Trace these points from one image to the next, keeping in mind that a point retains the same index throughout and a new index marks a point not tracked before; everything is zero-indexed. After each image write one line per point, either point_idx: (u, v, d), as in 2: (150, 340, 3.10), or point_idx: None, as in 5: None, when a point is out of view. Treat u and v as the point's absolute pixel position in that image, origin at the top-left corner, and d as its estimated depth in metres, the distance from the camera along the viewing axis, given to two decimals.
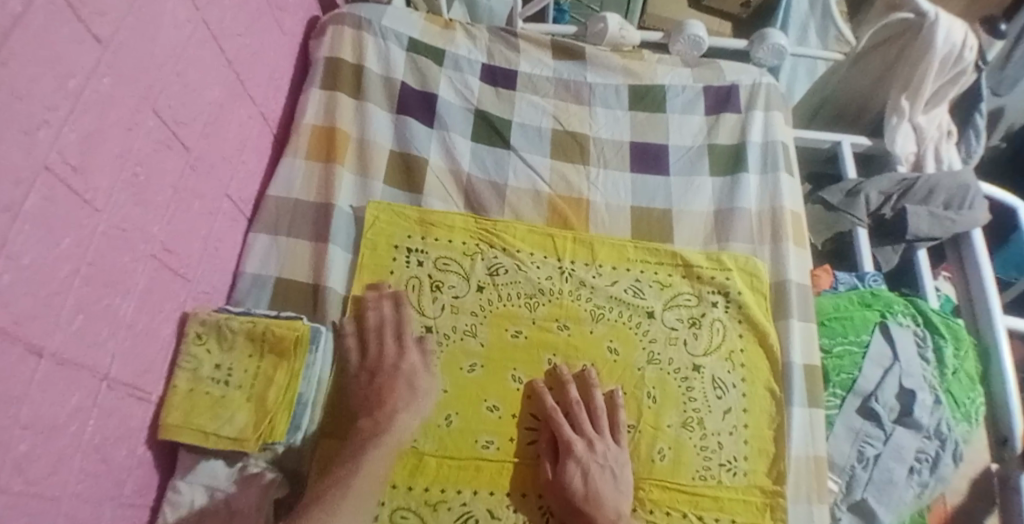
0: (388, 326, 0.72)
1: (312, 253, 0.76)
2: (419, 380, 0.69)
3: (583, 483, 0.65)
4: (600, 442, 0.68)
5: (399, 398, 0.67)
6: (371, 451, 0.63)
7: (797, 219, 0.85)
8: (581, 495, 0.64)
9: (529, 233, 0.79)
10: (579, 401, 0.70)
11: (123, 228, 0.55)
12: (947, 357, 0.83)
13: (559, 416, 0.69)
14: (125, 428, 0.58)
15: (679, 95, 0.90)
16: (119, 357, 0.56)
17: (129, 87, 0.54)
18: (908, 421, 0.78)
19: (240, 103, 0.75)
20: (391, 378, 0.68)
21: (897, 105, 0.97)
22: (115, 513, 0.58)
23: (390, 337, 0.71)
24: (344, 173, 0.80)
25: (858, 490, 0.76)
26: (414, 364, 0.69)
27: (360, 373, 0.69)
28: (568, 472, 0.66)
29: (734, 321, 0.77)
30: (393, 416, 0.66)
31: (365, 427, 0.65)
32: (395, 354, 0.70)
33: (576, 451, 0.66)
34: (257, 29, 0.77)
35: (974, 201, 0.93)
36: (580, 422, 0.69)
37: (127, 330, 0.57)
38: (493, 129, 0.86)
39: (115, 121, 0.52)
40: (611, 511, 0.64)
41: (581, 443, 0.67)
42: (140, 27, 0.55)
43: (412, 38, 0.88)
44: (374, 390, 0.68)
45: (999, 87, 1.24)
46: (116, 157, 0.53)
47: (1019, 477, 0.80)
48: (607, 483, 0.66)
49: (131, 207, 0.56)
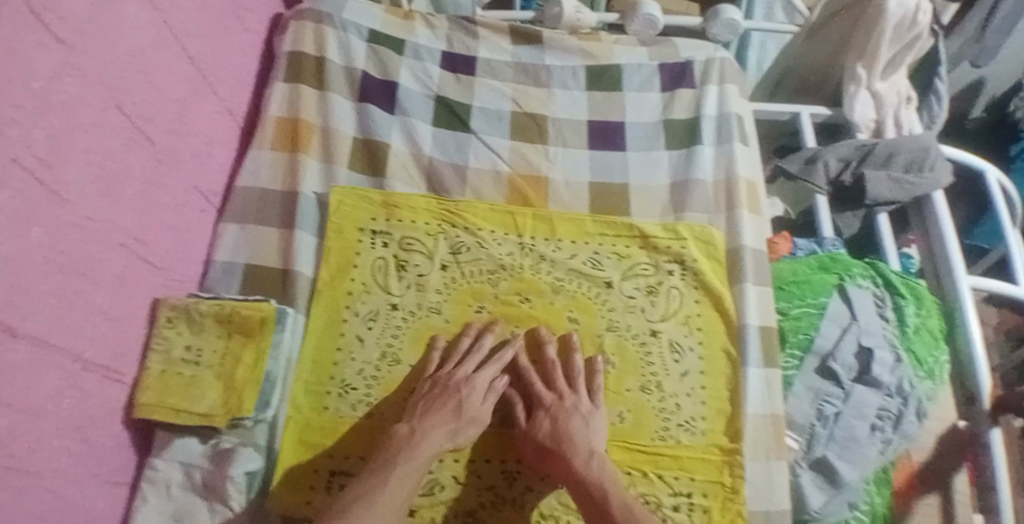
0: (472, 355, 0.73)
1: (281, 238, 0.78)
2: (469, 406, 0.69)
3: (551, 426, 0.68)
4: (573, 396, 0.71)
5: (443, 414, 0.67)
6: (401, 467, 0.63)
7: (751, 187, 0.86)
8: (550, 436, 0.68)
9: (491, 212, 0.81)
10: (555, 361, 0.74)
11: (94, 220, 0.58)
12: (908, 315, 0.85)
13: (533, 376, 0.73)
14: (102, 408, 0.61)
15: (636, 73, 0.92)
16: (94, 341, 0.59)
17: (93, 86, 0.57)
18: (868, 379, 0.80)
19: (206, 100, 0.77)
20: (446, 394, 0.69)
21: (853, 73, 0.99)
22: (97, 490, 0.61)
23: (471, 362, 0.72)
24: (310, 161, 0.81)
25: (819, 447, 0.77)
26: (473, 390, 0.70)
27: (427, 386, 0.71)
28: (538, 420, 0.69)
29: (690, 287, 0.80)
30: (428, 428, 0.67)
31: (400, 434, 0.66)
32: (464, 377, 0.71)
33: (546, 403, 0.70)
34: (221, 27, 0.79)
35: (935, 163, 0.93)
36: (553, 381, 0.72)
37: (100, 317, 0.60)
38: (453, 114, 0.87)
39: (81, 119, 0.55)
40: (585, 449, 0.67)
41: (551, 397, 0.71)
42: (103, 29, 0.58)
43: (372, 29, 0.89)
44: (426, 401, 0.69)
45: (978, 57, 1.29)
46: (84, 152, 0.56)
47: (990, 433, 0.82)
48: (580, 427, 0.68)
49: (100, 199, 0.59)
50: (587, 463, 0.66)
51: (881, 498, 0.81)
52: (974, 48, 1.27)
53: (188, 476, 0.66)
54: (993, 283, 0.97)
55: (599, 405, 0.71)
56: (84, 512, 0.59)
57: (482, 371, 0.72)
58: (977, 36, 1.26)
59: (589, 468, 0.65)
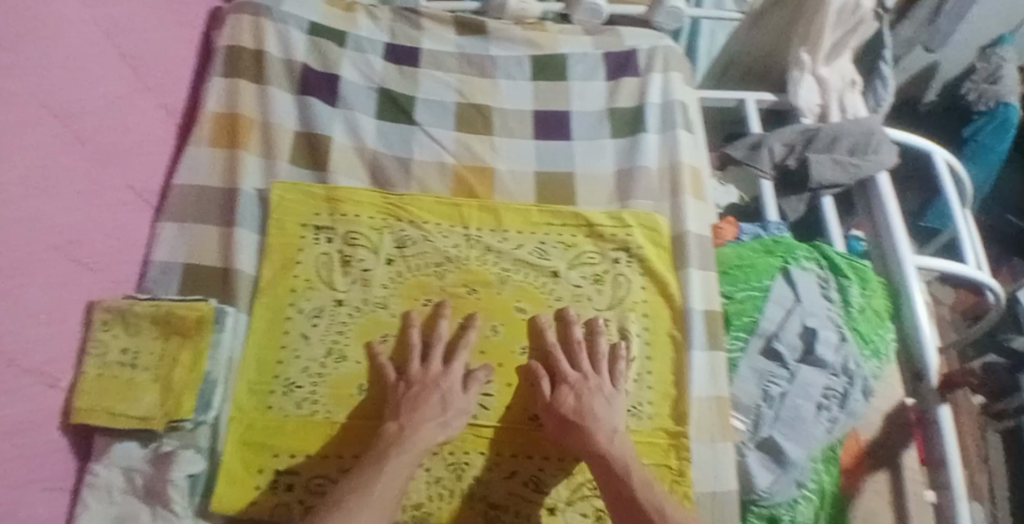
0: (439, 343, 0.73)
1: (220, 237, 0.77)
2: (454, 399, 0.69)
3: (576, 401, 0.69)
4: (596, 376, 0.72)
5: (429, 408, 0.67)
6: (394, 462, 0.63)
7: (695, 173, 0.88)
8: (574, 410, 0.68)
9: (435, 204, 0.80)
10: (581, 340, 0.75)
11: (24, 222, 0.56)
12: (851, 296, 0.86)
13: (558, 351, 0.73)
14: (35, 413, 0.60)
15: (580, 62, 0.92)
16: (25, 346, 0.57)
17: (15, 85, 0.54)
18: (812, 359, 0.81)
19: (139, 96, 0.75)
20: (428, 390, 0.69)
21: (798, 59, 1.01)
22: (36, 495, 0.60)
23: (438, 354, 0.72)
24: (250, 157, 0.80)
25: (765, 427, 0.79)
26: (452, 383, 0.70)
27: (399, 385, 0.70)
28: (562, 395, 0.70)
29: (637, 274, 0.80)
30: (418, 424, 0.66)
31: (389, 432, 0.66)
32: (440, 370, 0.70)
33: (570, 379, 0.71)
34: (153, 21, 0.77)
35: (879, 146, 0.95)
36: (577, 360, 0.73)
37: (31, 320, 0.58)
38: (395, 106, 0.86)
39: (4, 118, 0.53)
40: (607, 426, 0.68)
41: (576, 374, 0.72)
42: (26, 26, 0.55)
43: (312, 22, 0.89)
44: (409, 398, 0.68)
45: (932, 41, 1.32)
46: (12, 152, 0.54)
47: (939, 409, 0.81)
48: (600, 405, 0.69)
49: (29, 200, 0.57)
50: (610, 440, 0.67)
51: (829, 476, 0.82)
52: (925, 32, 1.31)
53: (129, 481, 0.65)
54: (940, 262, 0.98)
55: (621, 389, 0.72)
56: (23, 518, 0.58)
57: (453, 363, 0.71)
58: (929, 22, 1.29)
59: (612, 443, 0.67)
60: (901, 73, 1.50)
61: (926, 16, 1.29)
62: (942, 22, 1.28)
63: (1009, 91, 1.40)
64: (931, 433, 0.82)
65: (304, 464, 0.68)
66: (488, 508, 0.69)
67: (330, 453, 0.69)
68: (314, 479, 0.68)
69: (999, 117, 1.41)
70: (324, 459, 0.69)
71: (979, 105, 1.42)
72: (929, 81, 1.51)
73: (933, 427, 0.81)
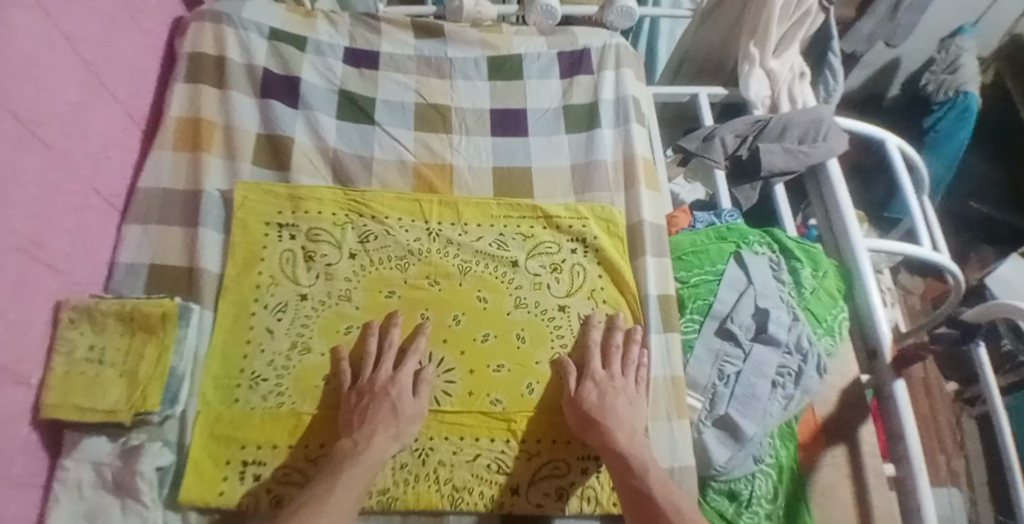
0: (388, 350, 0.74)
1: (185, 236, 0.79)
2: (404, 406, 0.70)
3: (600, 398, 0.72)
4: (608, 370, 0.75)
5: (382, 422, 0.68)
6: (349, 473, 0.64)
7: (648, 164, 0.91)
8: (597, 406, 0.71)
9: (397, 200, 0.83)
10: (618, 346, 0.78)
11: None
12: (803, 277, 0.90)
13: (595, 349, 0.77)
14: (7, 411, 0.60)
15: (535, 61, 0.95)
16: None
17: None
18: (766, 338, 0.84)
19: (102, 102, 0.76)
20: (376, 400, 0.70)
21: (748, 52, 1.04)
22: (7, 490, 0.60)
23: (389, 360, 0.73)
24: (212, 159, 0.83)
25: (721, 405, 0.81)
26: (401, 389, 0.71)
27: (352, 394, 0.71)
28: (586, 390, 0.73)
29: (593, 263, 0.83)
30: (371, 438, 0.67)
31: (342, 447, 0.67)
32: (388, 378, 0.72)
33: (596, 376, 0.74)
34: (116, 29, 0.78)
35: (829, 133, 0.98)
36: (609, 361, 0.76)
37: None
38: (357, 108, 0.90)
39: None
40: (627, 425, 0.71)
41: (604, 374, 0.75)
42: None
43: (272, 27, 0.91)
44: (359, 410, 0.70)
45: (892, 36, 1.40)
46: None
47: (894, 384, 0.81)
48: (622, 405, 0.72)
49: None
50: (629, 438, 0.70)
51: (786, 451, 0.82)
52: (886, 28, 1.37)
53: (99, 475, 0.66)
54: (900, 246, 0.95)
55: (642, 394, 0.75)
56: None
57: (402, 368, 0.72)
58: (890, 16, 1.35)
59: (631, 443, 0.69)
60: (865, 69, 1.58)
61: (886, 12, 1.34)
62: (903, 18, 1.34)
63: (969, 80, 1.43)
64: (888, 410, 0.81)
65: (271, 454, 0.70)
66: (452, 490, 0.71)
67: (297, 443, 0.71)
68: (281, 468, 0.70)
69: (960, 106, 1.43)
70: (289, 449, 0.70)
71: (938, 95, 1.46)
72: (892, 75, 1.60)
73: (890, 404, 0.80)
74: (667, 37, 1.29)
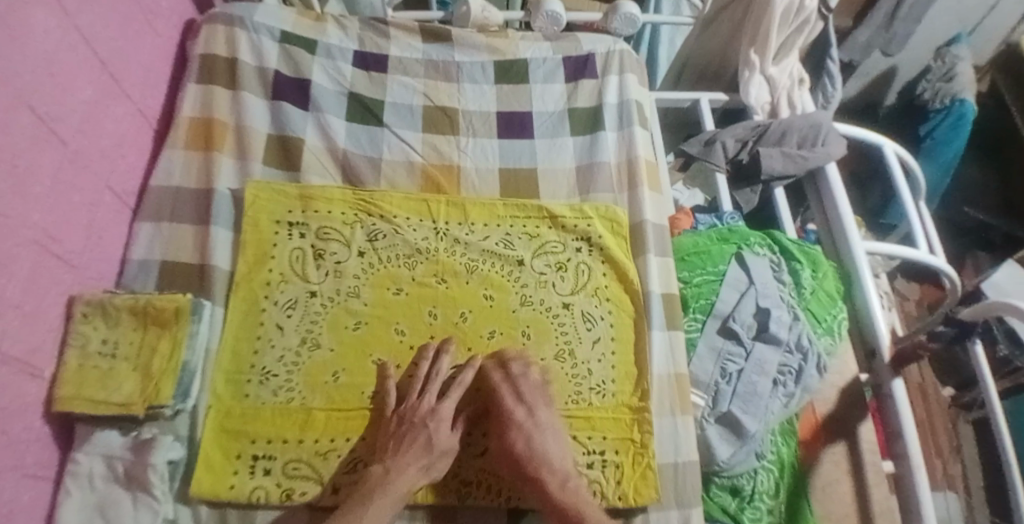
0: (434, 380, 0.74)
1: (195, 234, 0.80)
2: (438, 441, 0.71)
3: (525, 444, 0.71)
4: (527, 408, 0.73)
5: (417, 452, 0.69)
6: (379, 501, 0.65)
7: (651, 166, 0.93)
8: (527, 456, 0.71)
9: (405, 200, 0.84)
10: (521, 374, 0.75)
11: (8, 215, 0.57)
12: (803, 278, 0.91)
13: (504, 387, 0.74)
14: (21, 402, 0.61)
15: (541, 66, 0.97)
16: (10, 336, 0.59)
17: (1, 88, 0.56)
18: (767, 337, 0.85)
19: (117, 101, 0.77)
20: (414, 429, 0.71)
21: (748, 58, 1.06)
22: (21, 481, 0.61)
23: (434, 390, 0.74)
24: (224, 159, 0.84)
25: (723, 403, 0.82)
26: (440, 423, 0.72)
27: (392, 419, 0.72)
28: (512, 438, 0.72)
29: (597, 262, 0.85)
30: (404, 467, 0.68)
31: (374, 473, 0.68)
32: (429, 409, 0.72)
33: (518, 421, 0.73)
34: (130, 30, 0.80)
35: (827, 138, 0.99)
36: (521, 393, 0.74)
37: (15, 311, 0.59)
38: (366, 109, 0.91)
39: None
40: (559, 474, 0.71)
41: (522, 413, 0.73)
42: (11, 33, 0.58)
43: (283, 30, 0.93)
44: (396, 437, 0.71)
45: (889, 46, 1.43)
46: None
47: (892, 383, 0.82)
48: (552, 447, 0.72)
49: (13, 197, 0.58)
50: (562, 488, 0.70)
51: (788, 448, 0.84)
52: (883, 37, 1.41)
53: (110, 468, 0.67)
54: (901, 249, 0.96)
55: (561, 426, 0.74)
56: (8, 501, 0.59)
57: (444, 402, 0.74)
58: (886, 26, 1.39)
59: (564, 491, 0.69)
60: (862, 78, 1.61)
61: (882, 20, 1.39)
62: (898, 27, 1.39)
63: (964, 88, 1.46)
64: (886, 409, 0.82)
65: (280, 448, 0.71)
66: (460, 485, 0.73)
67: (306, 438, 0.71)
68: (290, 463, 0.70)
69: (955, 113, 1.45)
70: (298, 444, 0.71)
71: (934, 103, 1.48)
72: (889, 83, 1.63)
73: (889, 401, 0.82)
74: (668, 44, 1.31)
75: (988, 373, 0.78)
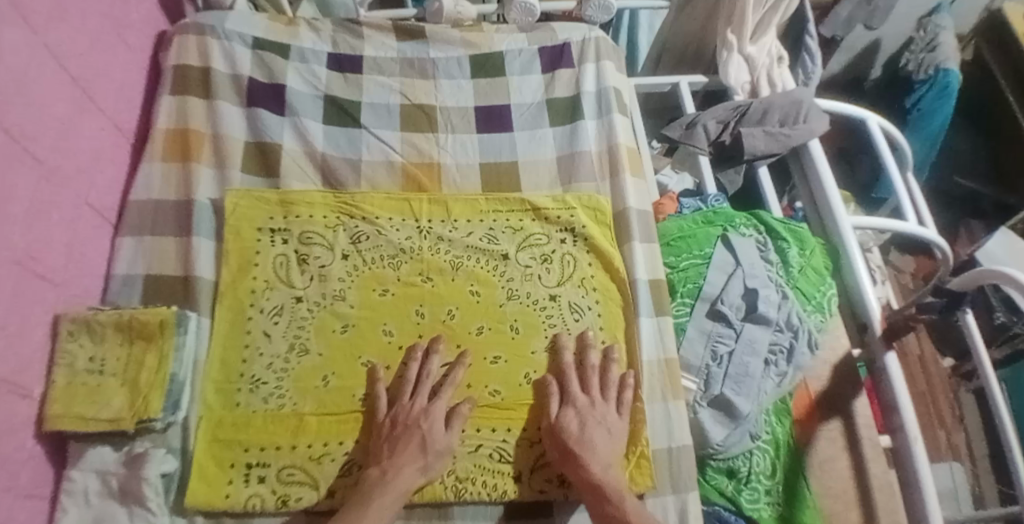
0: (424, 381, 0.74)
1: (178, 247, 0.80)
2: (435, 440, 0.70)
3: (579, 428, 0.71)
4: (589, 397, 0.75)
5: (411, 453, 0.68)
6: (378, 502, 0.65)
7: (632, 152, 0.93)
8: (577, 432, 0.71)
9: (386, 200, 0.84)
10: (561, 371, 0.77)
11: None
12: (791, 257, 0.91)
13: (571, 371, 0.76)
14: (11, 422, 0.61)
15: (517, 58, 0.97)
16: None
17: None
18: (756, 317, 0.85)
19: (90, 116, 0.77)
20: (408, 431, 0.70)
21: (725, 39, 1.06)
22: (16, 501, 0.61)
23: (425, 390, 0.73)
24: (202, 168, 0.84)
25: (715, 386, 0.82)
26: (434, 422, 0.71)
27: (390, 426, 0.71)
28: (567, 417, 0.72)
29: (583, 252, 0.85)
30: (400, 467, 0.67)
31: (371, 476, 0.67)
32: (422, 409, 0.71)
33: (578, 403, 0.73)
34: (101, 45, 0.79)
35: (808, 115, 0.99)
36: (588, 383, 0.76)
37: None
38: (343, 111, 0.91)
39: None
40: (602, 458, 0.70)
41: (584, 399, 0.74)
42: None
43: (255, 37, 0.92)
44: (390, 440, 0.70)
45: (872, 19, 1.41)
46: None
47: (884, 357, 0.82)
48: (601, 436, 0.71)
49: None
50: (604, 470, 0.69)
51: (783, 428, 0.84)
52: (863, 11, 1.39)
53: (105, 483, 0.67)
54: (889, 222, 0.95)
55: (623, 417, 0.74)
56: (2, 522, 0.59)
57: (437, 400, 0.72)
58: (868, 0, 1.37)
59: (604, 472, 0.69)
60: (845, 53, 1.60)
61: None
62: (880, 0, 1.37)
63: (947, 58, 1.45)
64: (881, 384, 0.82)
65: (274, 455, 0.71)
66: (455, 482, 0.72)
67: (299, 443, 0.71)
68: (285, 468, 0.70)
69: (939, 83, 1.44)
70: (292, 449, 0.71)
71: (918, 74, 1.47)
72: (873, 57, 1.62)
73: (883, 376, 0.81)
74: (646, 29, 1.30)
75: (980, 343, 0.78)
